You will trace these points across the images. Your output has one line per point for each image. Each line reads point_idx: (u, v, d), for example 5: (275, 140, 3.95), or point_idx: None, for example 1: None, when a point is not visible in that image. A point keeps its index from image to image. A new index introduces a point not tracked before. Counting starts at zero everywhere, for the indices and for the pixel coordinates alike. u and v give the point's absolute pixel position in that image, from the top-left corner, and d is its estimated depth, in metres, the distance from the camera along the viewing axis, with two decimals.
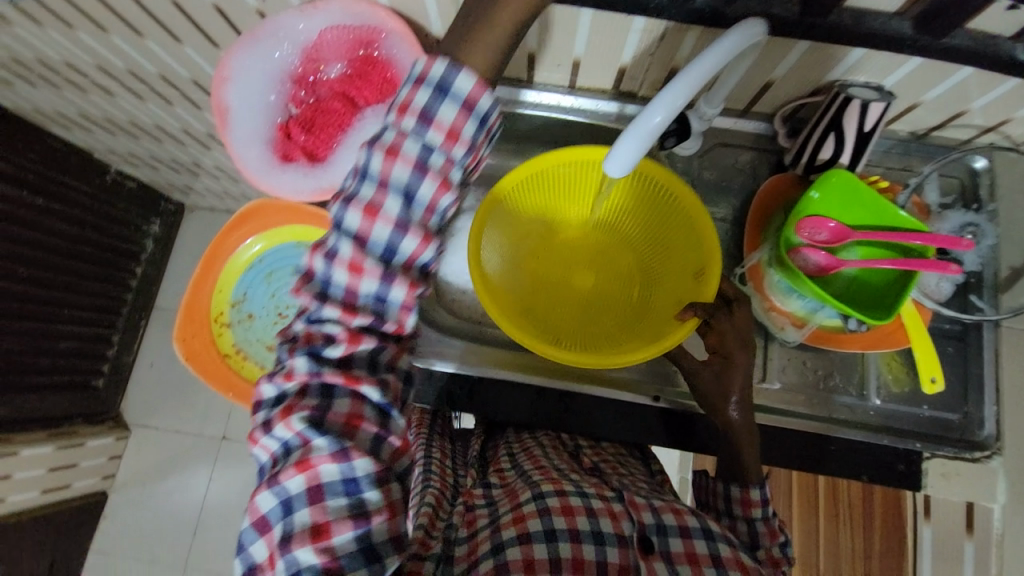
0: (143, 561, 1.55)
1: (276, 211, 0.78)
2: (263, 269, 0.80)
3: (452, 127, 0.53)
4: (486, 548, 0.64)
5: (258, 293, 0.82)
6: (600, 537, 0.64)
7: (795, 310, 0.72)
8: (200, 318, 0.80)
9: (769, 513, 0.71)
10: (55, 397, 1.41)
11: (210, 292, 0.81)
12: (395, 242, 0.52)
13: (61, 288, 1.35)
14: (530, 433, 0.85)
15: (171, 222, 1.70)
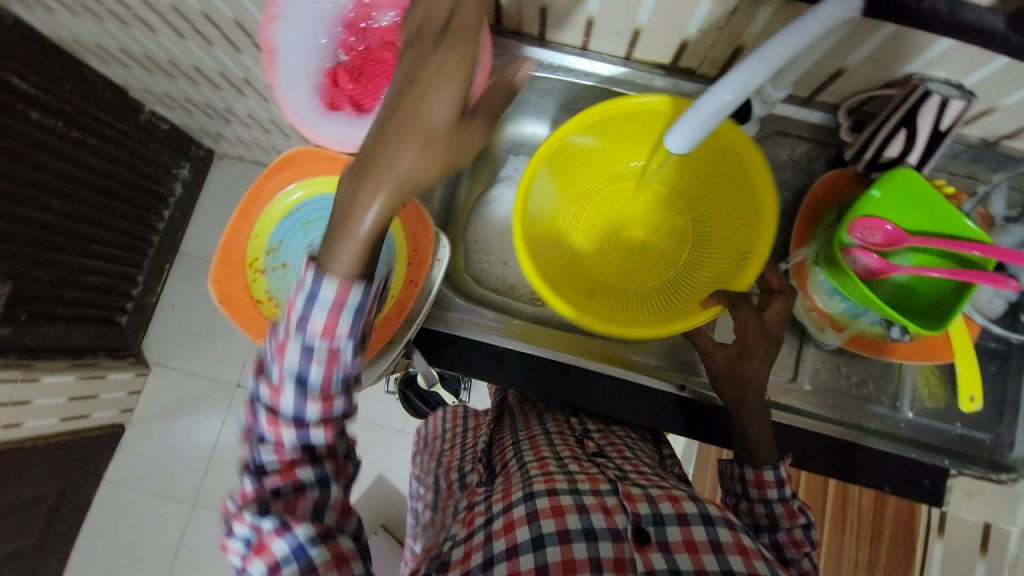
0: (155, 493, 1.61)
1: (323, 156, 0.67)
2: (301, 216, 0.69)
3: (327, 326, 0.47)
4: (477, 560, 0.55)
5: (293, 243, 0.70)
6: (591, 533, 0.55)
7: (835, 311, 0.70)
8: (234, 263, 0.67)
9: (787, 494, 0.65)
10: (79, 330, 1.44)
11: (246, 235, 0.67)
12: (302, 373, 0.49)
13: (91, 224, 1.36)
14: (539, 422, 0.78)
15: (200, 167, 1.70)
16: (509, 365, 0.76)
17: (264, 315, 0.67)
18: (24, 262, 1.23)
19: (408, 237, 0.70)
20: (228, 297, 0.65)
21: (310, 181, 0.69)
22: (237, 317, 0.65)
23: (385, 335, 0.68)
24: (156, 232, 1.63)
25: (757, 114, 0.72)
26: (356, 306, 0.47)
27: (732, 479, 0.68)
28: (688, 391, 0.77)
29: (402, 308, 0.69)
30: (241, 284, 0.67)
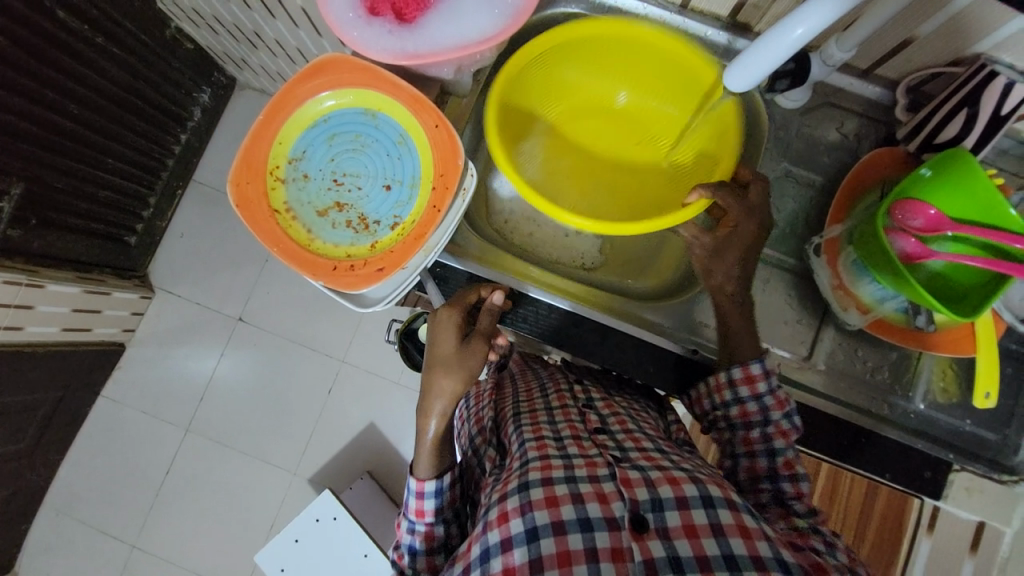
0: (149, 414, 1.63)
1: (355, 67, 0.65)
2: (328, 129, 0.67)
3: (420, 506, 0.66)
4: (476, 553, 0.51)
5: (318, 156, 0.68)
6: (587, 523, 0.49)
7: (863, 295, 0.69)
8: (255, 168, 0.65)
9: (775, 386, 0.65)
10: (88, 243, 1.43)
11: (269, 140, 0.65)
12: (411, 542, 0.67)
13: (108, 137, 1.33)
14: (542, 396, 0.76)
15: (221, 95, 1.67)
16: (520, 310, 0.76)
17: (279, 224, 0.64)
18: (41, 166, 1.21)
19: (435, 158, 0.64)
20: (245, 202, 0.64)
21: (341, 90, 0.66)
22: (251, 222, 0.63)
23: (400, 260, 0.62)
24: (170, 156, 1.61)
25: (814, 77, 0.71)
26: (435, 491, 0.66)
27: (722, 387, 0.66)
28: (700, 355, 0.75)
29: (421, 234, 0.63)
30: (259, 190, 0.64)
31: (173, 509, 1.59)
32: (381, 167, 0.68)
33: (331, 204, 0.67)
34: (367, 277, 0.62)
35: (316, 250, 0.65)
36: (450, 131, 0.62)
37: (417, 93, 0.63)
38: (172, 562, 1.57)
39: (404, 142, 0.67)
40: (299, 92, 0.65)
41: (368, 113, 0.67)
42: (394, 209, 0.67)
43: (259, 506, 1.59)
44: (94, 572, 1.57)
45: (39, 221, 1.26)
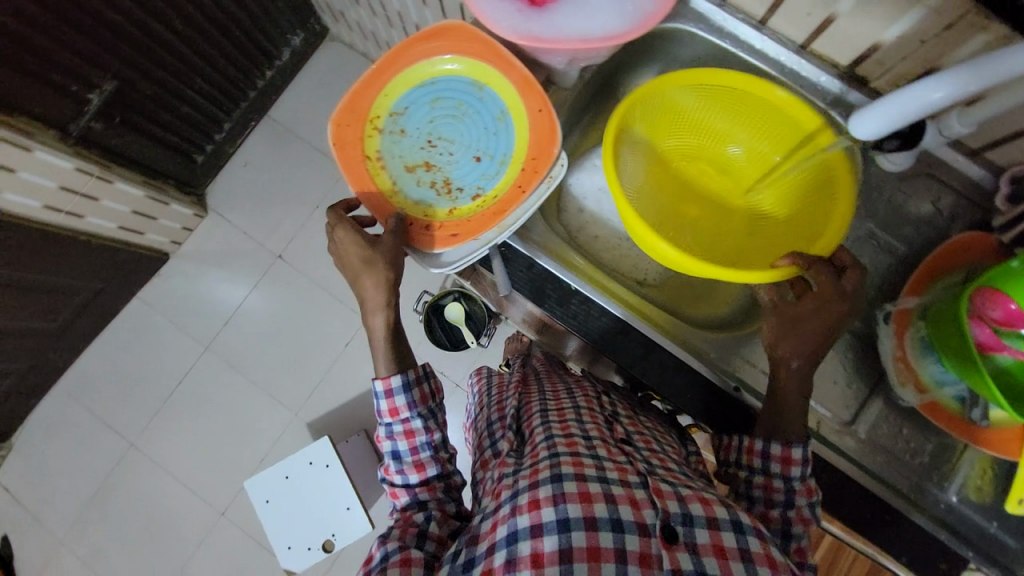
0: (176, 325, 1.69)
1: (476, 40, 0.67)
2: (433, 91, 0.69)
3: (392, 407, 0.69)
4: (502, 534, 0.54)
5: (417, 114, 0.69)
6: (619, 524, 0.52)
7: (923, 373, 0.68)
8: (358, 114, 0.67)
9: (807, 474, 0.65)
10: (160, 153, 1.49)
11: (377, 91, 0.68)
12: (396, 449, 0.69)
13: (201, 57, 1.38)
14: (569, 397, 0.78)
15: (312, 42, 1.73)
16: (573, 306, 0.77)
17: (368, 171, 0.67)
18: (137, 71, 1.25)
19: (532, 142, 0.66)
20: (342, 143, 0.66)
21: (456, 56, 0.68)
22: (344, 163, 0.66)
23: (476, 231, 0.65)
24: (253, 88, 1.67)
25: (925, 144, 0.70)
26: (402, 387, 0.69)
27: (753, 452, 0.67)
28: (740, 393, 0.74)
29: (501, 210, 0.65)
30: (357, 135, 0.67)
31: (176, 421, 1.65)
32: (475, 138, 0.69)
33: (420, 162, 0.69)
34: (440, 240, 0.66)
35: (396, 204, 0.68)
36: (552, 118, 0.65)
37: (528, 76, 0.66)
38: (163, 470, 1.62)
39: (504, 119, 0.69)
40: (415, 52, 0.68)
41: (475, 84, 0.69)
42: (478, 180, 0.68)
43: (256, 438, 1.64)
44: (89, 461, 1.63)
45: (122, 121, 1.30)
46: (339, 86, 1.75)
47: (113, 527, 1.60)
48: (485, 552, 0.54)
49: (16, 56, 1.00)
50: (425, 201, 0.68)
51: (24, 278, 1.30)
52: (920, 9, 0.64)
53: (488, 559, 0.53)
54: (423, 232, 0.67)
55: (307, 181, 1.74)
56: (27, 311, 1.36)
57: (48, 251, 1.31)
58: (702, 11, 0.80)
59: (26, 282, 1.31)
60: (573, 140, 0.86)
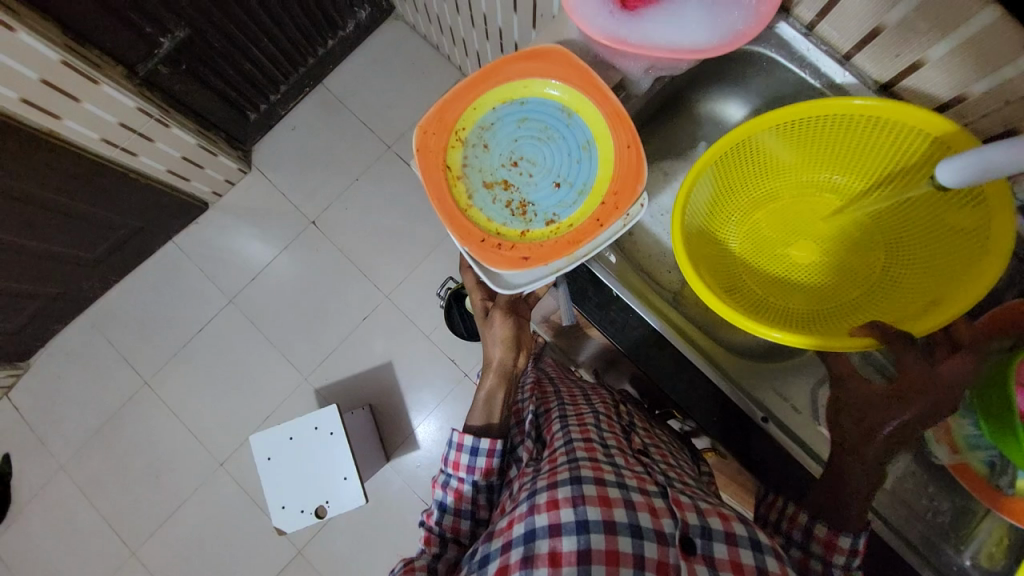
0: (204, 274, 1.72)
1: (574, 66, 0.67)
2: (522, 111, 0.70)
3: (456, 461, 0.71)
4: (519, 532, 0.54)
5: (503, 131, 0.70)
6: (638, 531, 0.53)
7: (956, 433, 0.71)
8: (445, 122, 0.68)
9: (853, 566, 0.64)
10: (217, 104, 1.52)
11: (465, 102, 0.68)
12: (442, 500, 0.71)
13: (269, 17, 1.41)
14: (587, 402, 0.78)
15: (377, 18, 1.76)
16: (612, 313, 0.78)
17: (447, 182, 0.68)
18: (208, 22, 1.28)
19: (614, 176, 0.66)
20: (424, 149, 0.67)
21: (550, 76, 0.68)
22: (424, 169, 0.67)
23: (547, 258, 0.66)
24: (313, 55, 1.70)
25: None
26: (472, 448, 0.70)
27: (796, 522, 0.68)
28: (767, 424, 0.76)
29: (575, 241, 0.66)
30: (440, 143, 0.68)
31: (191, 366, 1.68)
32: (557, 164, 0.70)
33: (499, 180, 0.70)
34: (510, 260, 0.66)
35: (469, 217, 0.68)
36: (638, 156, 0.65)
37: (620, 110, 0.66)
38: (172, 411, 1.66)
39: (587, 149, 0.70)
40: (512, 69, 0.68)
41: (563, 110, 0.69)
42: (554, 207, 0.70)
43: (264, 395, 1.66)
44: (100, 393, 1.67)
45: (187, 69, 1.34)
46: (396, 64, 1.77)
47: (115, 460, 1.64)
48: (501, 548, 0.54)
49: None
50: (498, 218, 0.69)
51: (71, 205, 1.34)
52: (1011, 69, 0.64)
53: (504, 556, 0.53)
54: (493, 250, 0.67)
55: (350, 153, 1.76)
56: (67, 238, 1.40)
57: (96, 183, 1.35)
58: (786, 37, 0.80)
59: (72, 210, 1.35)
60: None
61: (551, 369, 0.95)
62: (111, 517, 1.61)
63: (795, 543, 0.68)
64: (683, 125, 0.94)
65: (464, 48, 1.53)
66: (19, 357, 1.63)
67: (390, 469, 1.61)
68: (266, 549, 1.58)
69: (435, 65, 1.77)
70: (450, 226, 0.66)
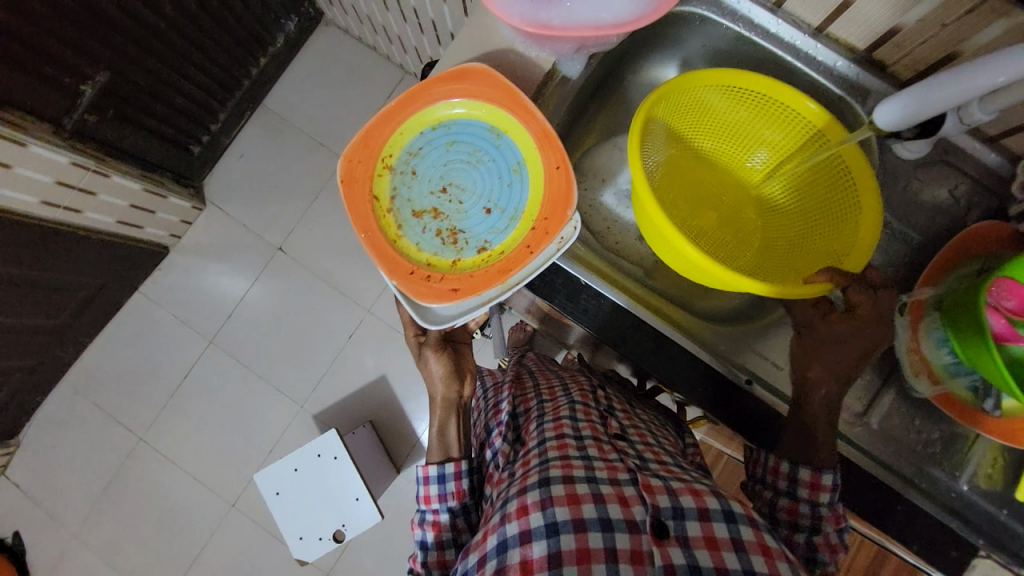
0: (178, 319, 1.68)
1: (502, 87, 0.66)
2: (450, 135, 0.69)
3: (427, 495, 0.74)
4: (492, 544, 0.55)
5: (430, 157, 0.69)
6: (608, 524, 0.53)
7: (935, 362, 0.72)
8: (371, 149, 0.67)
9: (836, 501, 0.67)
10: (156, 145, 1.45)
11: (393, 127, 0.67)
12: (424, 538, 0.73)
13: (193, 45, 1.34)
14: (563, 392, 0.79)
15: (307, 26, 1.69)
16: (582, 301, 0.77)
17: (374, 212, 0.66)
18: (129, 61, 1.21)
19: (545, 201, 0.65)
20: (351, 179, 0.66)
21: (475, 104, 0.67)
22: (349, 197, 0.65)
23: (478, 288, 0.64)
24: (247, 76, 1.63)
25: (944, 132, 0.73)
26: (438, 477, 0.74)
27: (780, 473, 0.69)
28: (751, 387, 0.77)
29: (505, 269, 0.64)
30: (367, 172, 0.66)
31: (183, 414, 1.65)
32: (487, 188, 0.69)
33: (428, 208, 0.68)
34: (440, 293, 0.64)
35: (398, 247, 0.66)
36: (568, 177, 0.64)
37: (548, 130, 0.65)
38: (172, 462, 1.63)
39: (518, 170, 0.68)
40: (437, 91, 0.67)
41: (491, 131, 0.68)
42: (486, 234, 0.68)
43: (263, 430, 1.64)
44: (97, 456, 1.64)
45: (115, 114, 1.27)
46: (336, 73, 1.71)
47: (124, 519, 1.61)
48: (476, 564, 0.55)
49: (7, 48, 0.96)
50: (427, 248, 0.67)
51: (27, 276, 1.28)
52: None
53: (480, 570, 0.54)
54: (422, 283, 0.65)
55: (305, 172, 1.71)
56: (29, 309, 1.35)
57: (48, 249, 1.29)
58: None
59: (28, 279, 1.29)
60: (577, 137, 0.90)
61: (532, 364, 0.95)
62: None
63: (782, 491, 0.69)
64: (626, 98, 0.93)
65: (402, 45, 1.47)
66: (6, 435, 1.59)
67: (402, 480, 1.61)
68: None
69: (376, 67, 1.71)
70: (378, 261, 0.64)
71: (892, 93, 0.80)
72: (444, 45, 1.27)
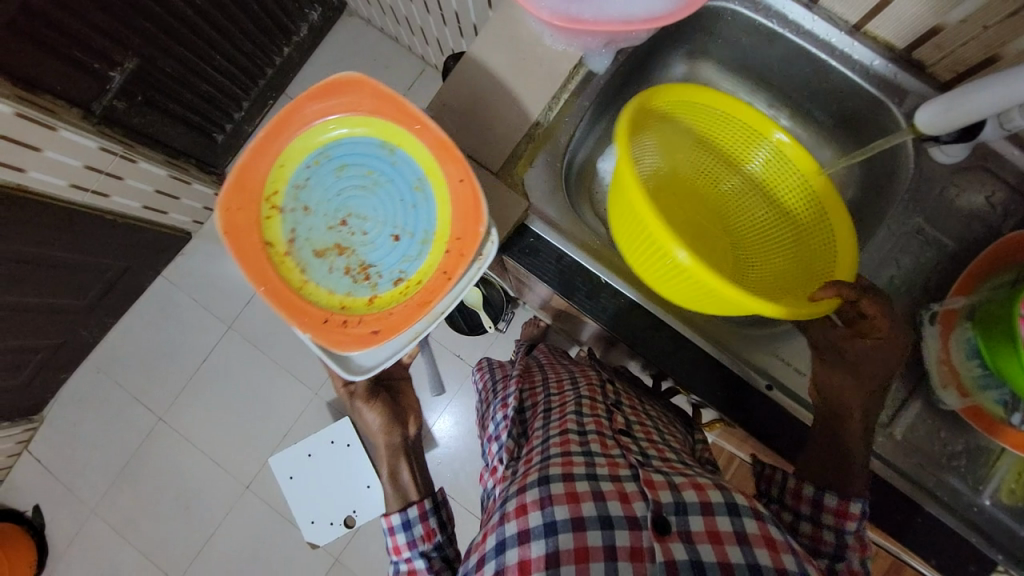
0: (198, 303, 1.71)
1: (374, 97, 0.69)
2: (337, 160, 0.72)
3: (397, 545, 0.78)
4: (492, 544, 0.55)
5: (321, 187, 0.72)
6: (607, 521, 0.53)
7: (965, 375, 0.72)
8: (248, 194, 0.70)
9: (862, 528, 0.64)
10: (182, 132, 1.48)
11: (269, 164, 0.70)
12: None
13: (219, 33, 1.36)
14: (571, 386, 0.79)
15: (330, 16, 1.69)
16: (603, 300, 0.77)
17: (269, 264, 0.70)
18: (158, 48, 1.23)
19: (456, 223, 0.69)
20: (236, 227, 0.69)
21: (358, 119, 0.71)
22: (236, 248, 0.69)
23: (398, 325, 0.67)
24: (271, 65, 1.64)
25: (983, 137, 0.72)
26: (404, 524, 0.78)
27: (802, 496, 0.67)
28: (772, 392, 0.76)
29: (427, 300, 0.68)
30: (251, 217, 0.70)
31: (201, 396, 1.69)
32: (390, 214, 0.72)
33: (331, 245, 0.72)
34: (361, 337, 0.67)
35: (306, 295, 0.70)
36: (474, 187, 0.68)
37: (445, 141, 0.68)
38: (189, 442, 1.68)
39: (421, 186, 0.72)
40: (310, 115, 0.70)
41: (376, 147, 0.72)
42: (398, 264, 0.71)
43: (277, 415, 1.67)
44: (117, 434, 1.69)
45: (144, 100, 1.29)
46: (357, 62, 1.72)
47: (143, 496, 1.66)
48: (476, 565, 0.56)
49: (39, 32, 0.98)
50: (338, 289, 0.71)
51: (56, 257, 1.32)
52: None
53: (479, 571, 0.55)
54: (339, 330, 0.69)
55: None
56: (58, 289, 1.39)
57: (75, 231, 1.32)
58: None
59: (55, 260, 1.33)
60: (599, 133, 0.89)
61: (541, 358, 0.95)
62: (149, 551, 1.64)
63: (804, 515, 0.67)
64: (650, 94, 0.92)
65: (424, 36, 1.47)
66: (32, 410, 1.64)
67: None
68: (304, 562, 1.61)
69: (397, 57, 1.71)
70: (285, 312, 0.68)
71: (929, 95, 0.78)
72: (467, 37, 1.26)
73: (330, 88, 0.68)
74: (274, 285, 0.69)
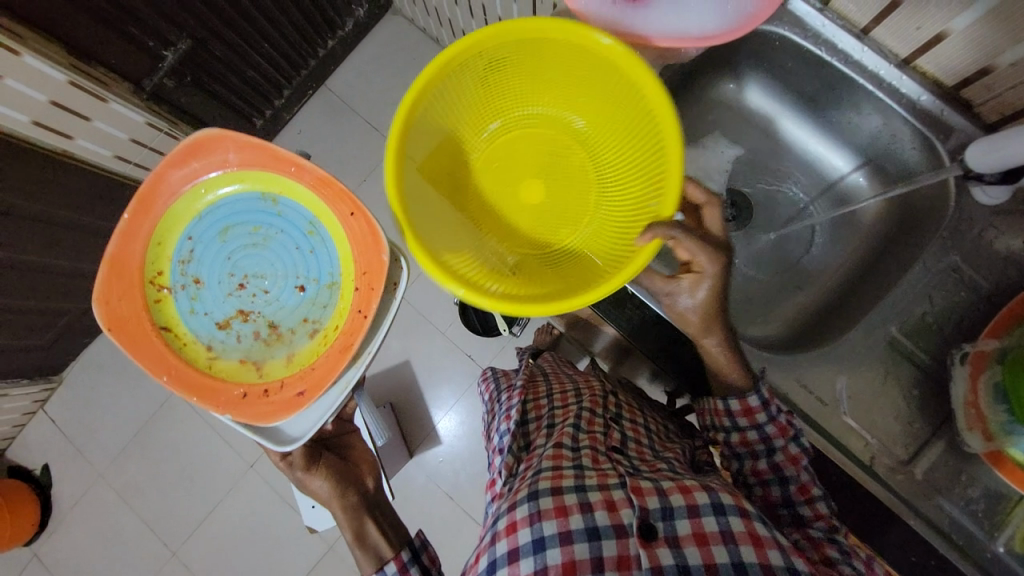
0: None
1: (234, 150, 0.74)
2: (220, 224, 0.77)
3: None
4: (483, 566, 0.57)
5: (207, 254, 0.77)
6: (595, 532, 0.55)
7: (991, 420, 0.71)
8: (129, 280, 0.75)
9: (774, 413, 0.75)
10: (223, 114, 1.52)
11: (143, 245, 0.75)
12: None
13: (268, 22, 1.40)
14: (574, 395, 0.80)
15: (375, 14, 1.73)
16: None
17: (173, 353, 0.75)
18: (210, 32, 1.27)
19: (361, 259, 0.74)
20: (123, 320, 0.74)
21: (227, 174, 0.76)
22: (129, 342, 0.73)
23: (318, 380, 0.73)
24: (314, 56, 1.68)
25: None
26: None
27: (721, 414, 0.78)
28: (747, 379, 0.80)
29: (346, 345, 0.72)
30: (141, 301, 0.75)
31: None
32: (291, 265, 0.78)
33: (233, 313, 0.78)
34: (285, 404, 0.73)
35: (218, 373, 0.76)
36: (366, 218, 0.72)
37: (323, 177, 0.72)
38: (199, 416, 1.71)
39: (314, 229, 0.77)
40: (174, 184, 0.75)
41: (255, 199, 0.77)
42: (309, 313, 0.77)
43: None
44: (130, 402, 1.72)
45: (192, 81, 1.34)
46: (398, 60, 1.75)
47: (148, 466, 1.69)
48: None
49: (100, 7, 1.03)
50: (250, 355, 0.77)
51: (91, 223, 1.36)
52: None
53: None
54: (262, 400, 0.75)
55: (357, 153, 1.74)
56: (90, 255, 1.43)
57: (110, 199, 1.36)
58: (798, 15, 0.83)
59: (91, 227, 1.37)
60: None
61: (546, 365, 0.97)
62: (149, 520, 1.67)
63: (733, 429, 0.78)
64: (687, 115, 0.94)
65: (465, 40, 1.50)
66: (52, 371, 1.69)
67: (413, 466, 1.59)
68: (298, 547, 1.63)
69: None
70: (197, 396, 0.73)
71: (975, 134, 0.78)
72: None
73: (186, 153, 0.73)
74: (179, 369, 0.75)
